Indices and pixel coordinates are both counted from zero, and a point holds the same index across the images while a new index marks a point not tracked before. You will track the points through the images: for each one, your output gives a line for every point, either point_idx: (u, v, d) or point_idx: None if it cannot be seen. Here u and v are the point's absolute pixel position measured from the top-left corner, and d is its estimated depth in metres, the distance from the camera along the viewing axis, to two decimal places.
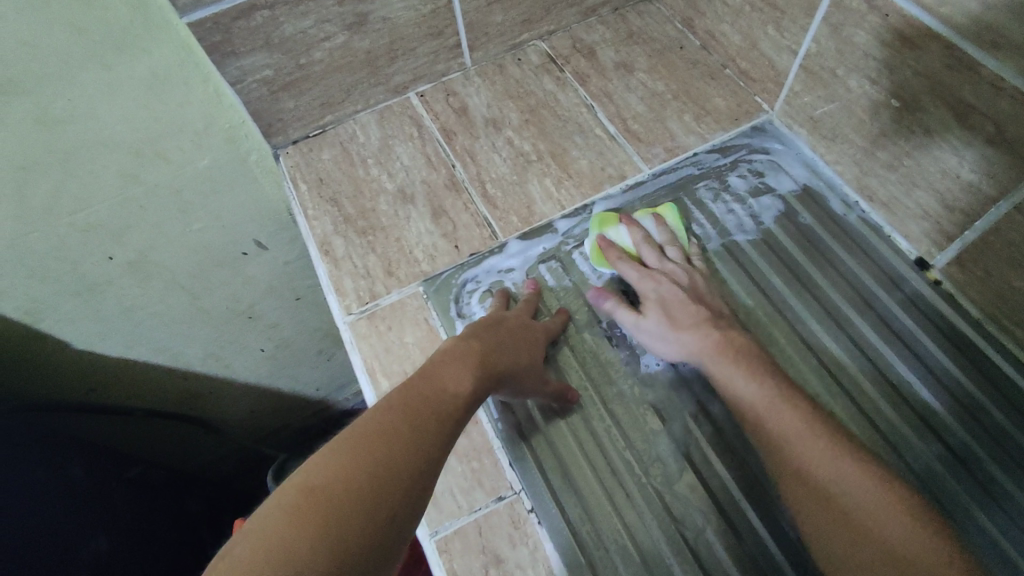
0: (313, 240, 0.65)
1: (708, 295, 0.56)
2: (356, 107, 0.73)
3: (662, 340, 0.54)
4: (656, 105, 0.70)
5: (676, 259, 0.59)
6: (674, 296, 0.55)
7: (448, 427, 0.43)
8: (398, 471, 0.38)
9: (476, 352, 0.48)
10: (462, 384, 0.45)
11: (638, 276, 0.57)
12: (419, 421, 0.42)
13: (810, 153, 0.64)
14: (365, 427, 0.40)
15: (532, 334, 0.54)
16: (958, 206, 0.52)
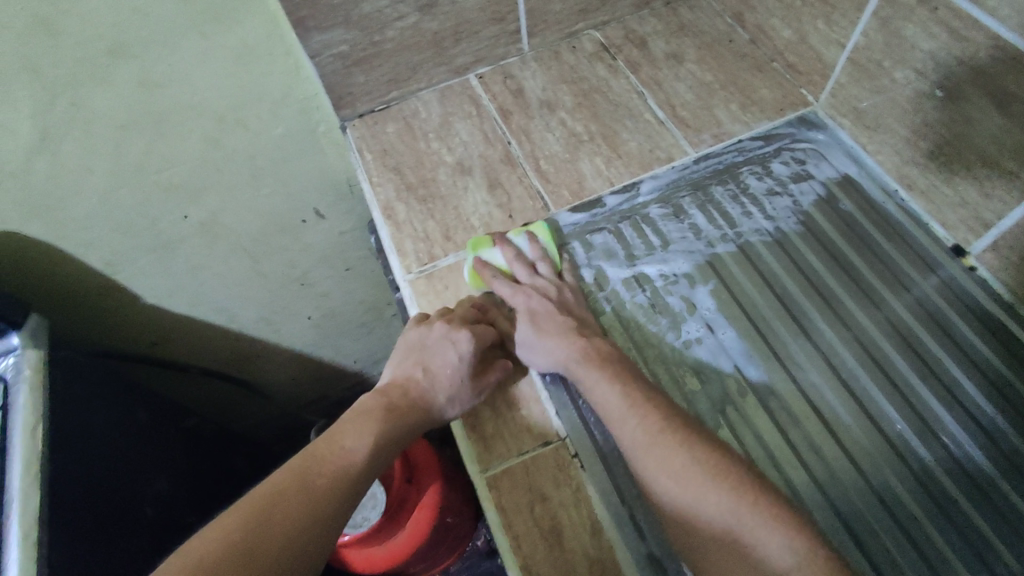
0: (377, 205, 0.71)
1: (579, 310, 0.59)
2: (420, 85, 0.78)
3: (536, 350, 0.56)
4: (703, 93, 0.73)
5: (545, 274, 0.61)
6: (543, 308, 0.58)
7: (347, 481, 0.50)
8: (301, 521, 0.46)
9: (375, 408, 0.55)
10: (359, 443, 0.52)
11: (513, 292, 0.59)
12: (320, 476, 0.49)
13: (853, 143, 0.67)
14: (270, 484, 0.48)
15: (443, 363, 0.56)
16: (996, 194, 0.54)
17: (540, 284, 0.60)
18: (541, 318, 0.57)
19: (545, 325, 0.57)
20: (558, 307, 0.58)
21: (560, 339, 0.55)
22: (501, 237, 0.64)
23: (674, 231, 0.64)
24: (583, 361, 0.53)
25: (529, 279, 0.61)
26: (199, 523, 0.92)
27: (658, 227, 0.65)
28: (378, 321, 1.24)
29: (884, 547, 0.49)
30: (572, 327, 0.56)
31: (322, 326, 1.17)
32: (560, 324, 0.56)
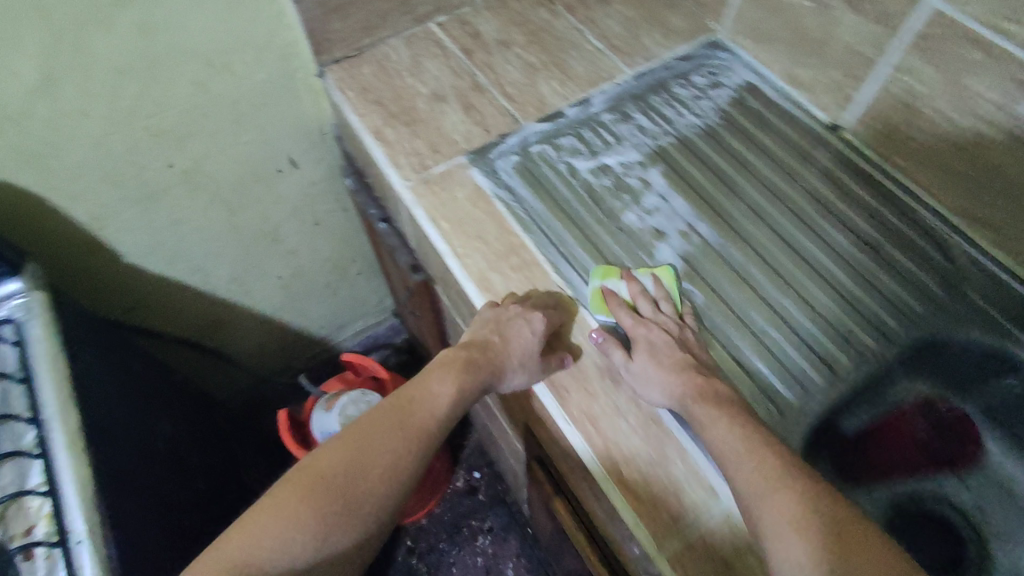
0: (366, 131, 0.80)
1: (695, 348, 0.61)
2: (388, 33, 0.88)
3: (649, 385, 0.57)
4: (630, 27, 0.88)
5: (669, 313, 0.63)
6: (662, 340, 0.60)
7: (422, 433, 0.56)
8: (381, 469, 0.52)
9: (459, 363, 0.61)
10: (442, 390, 0.59)
11: (635, 323, 0.61)
12: (402, 426, 0.55)
13: (751, 58, 0.85)
14: (361, 424, 0.55)
15: (518, 338, 0.59)
16: (856, 74, 0.72)
17: (662, 320, 0.62)
18: (659, 351, 0.59)
19: (662, 358, 0.58)
20: (674, 344, 0.60)
21: (676, 372, 0.57)
22: (627, 271, 0.67)
23: (625, 131, 0.79)
24: (697, 398, 0.54)
25: (648, 313, 0.63)
26: (203, 471, 0.95)
27: (611, 128, 0.79)
28: (343, 279, 1.30)
29: (812, 332, 0.65)
30: (686, 363, 0.58)
31: (291, 286, 1.22)
32: (675, 358, 0.58)
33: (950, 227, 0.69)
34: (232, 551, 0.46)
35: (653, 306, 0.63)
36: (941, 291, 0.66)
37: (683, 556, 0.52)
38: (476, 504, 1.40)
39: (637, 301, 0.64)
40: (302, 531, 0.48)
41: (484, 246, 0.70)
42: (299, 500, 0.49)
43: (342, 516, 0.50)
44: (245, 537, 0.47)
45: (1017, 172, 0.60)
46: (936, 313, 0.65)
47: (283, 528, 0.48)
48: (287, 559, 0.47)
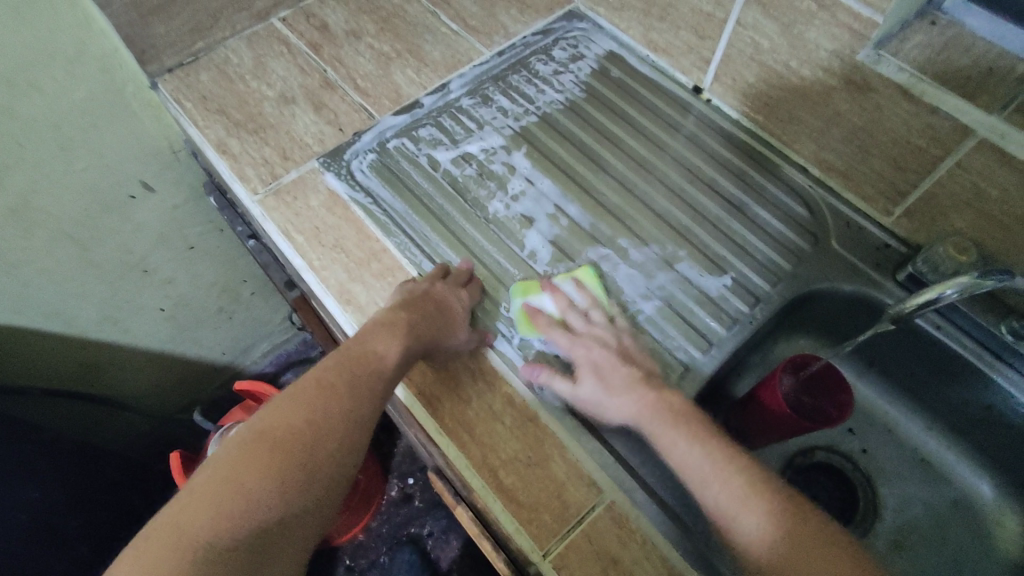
0: (208, 144, 0.73)
1: (641, 358, 0.57)
2: (224, 34, 0.81)
3: (606, 406, 0.54)
4: (487, 5, 0.84)
5: (597, 321, 0.60)
6: (606, 359, 0.56)
7: (374, 392, 0.51)
8: (333, 433, 0.48)
9: (402, 323, 0.55)
10: (389, 350, 0.53)
11: (570, 343, 0.58)
12: (350, 386, 0.51)
13: (610, 26, 0.82)
14: (308, 387, 0.50)
15: (458, 307, 0.59)
16: (707, 34, 0.71)
17: (597, 330, 0.59)
18: (605, 371, 0.55)
19: (611, 379, 0.54)
20: (617, 357, 0.56)
21: (630, 394, 0.53)
22: (548, 282, 0.63)
23: (486, 115, 0.75)
24: (654, 416, 0.51)
25: (580, 327, 0.59)
26: (76, 541, 0.90)
27: (471, 114, 0.75)
28: (235, 304, 1.22)
29: (687, 302, 0.64)
30: (638, 378, 0.54)
31: (176, 318, 1.14)
32: (624, 376, 0.54)
33: (811, 179, 0.71)
34: (178, 533, 0.41)
35: (583, 319, 0.60)
36: (807, 244, 0.68)
37: (566, 556, 0.50)
38: (413, 510, 1.35)
39: (568, 316, 0.60)
40: (255, 506, 0.44)
41: (343, 256, 0.65)
42: (249, 474, 0.44)
43: (292, 480, 0.45)
44: (189, 517, 0.42)
45: (860, 118, 0.62)
46: (802, 268, 0.66)
47: (231, 504, 0.43)
48: (244, 535, 0.43)
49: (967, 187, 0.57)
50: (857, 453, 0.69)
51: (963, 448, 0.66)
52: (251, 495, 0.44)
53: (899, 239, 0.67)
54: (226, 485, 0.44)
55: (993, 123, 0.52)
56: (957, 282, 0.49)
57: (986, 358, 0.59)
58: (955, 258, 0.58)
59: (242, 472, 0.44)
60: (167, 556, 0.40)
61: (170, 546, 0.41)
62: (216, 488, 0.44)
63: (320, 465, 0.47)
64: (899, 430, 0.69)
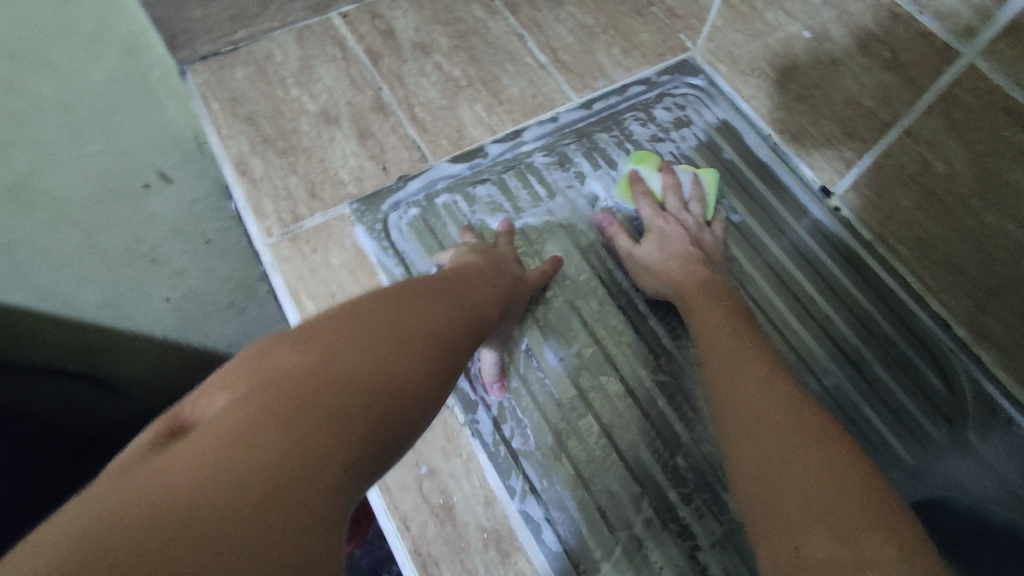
0: (228, 159, 0.61)
1: (710, 250, 0.57)
2: (272, 23, 0.69)
3: (648, 273, 0.55)
4: (585, 37, 0.70)
5: (695, 213, 0.59)
6: (676, 236, 0.57)
7: (463, 329, 0.42)
8: (423, 356, 0.37)
9: (483, 286, 0.47)
10: (471, 302, 0.45)
11: (654, 215, 0.58)
12: (437, 315, 0.41)
13: (731, 92, 0.67)
14: (384, 310, 0.39)
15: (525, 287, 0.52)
16: (858, 132, 0.56)
17: (684, 217, 0.58)
18: (670, 241, 0.56)
19: (670, 245, 0.56)
20: (689, 242, 0.56)
21: (681, 269, 0.54)
22: (669, 165, 0.62)
23: (560, 181, 0.62)
24: (693, 295, 0.52)
25: (675, 210, 0.59)
26: None
27: (543, 176, 0.62)
28: (251, 299, 1.07)
29: None
30: (693, 255, 0.55)
31: (182, 307, 0.99)
32: (684, 256, 0.55)
33: (956, 343, 0.55)
34: (229, 447, 0.26)
35: (680, 205, 0.59)
36: (939, 430, 0.53)
37: None
38: None
39: (667, 197, 0.60)
40: (345, 423, 0.30)
41: None
42: (331, 390, 0.31)
43: (383, 396, 0.33)
44: (247, 432, 0.27)
45: None
46: (923, 463, 0.52)
47: (309, 415, 0.29)
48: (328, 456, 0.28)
49: None
50: None
51: None
52: (308, 410, 0.29)
53: None
54: (251, 406, 0.29)
55: None
56: None
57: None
58: None
59: (316, 384, 0.31)
60: (212, 488, 0.24)
61: (209, 470, 0.25)
62: (271, 406, 0.29)
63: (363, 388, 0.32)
64: None
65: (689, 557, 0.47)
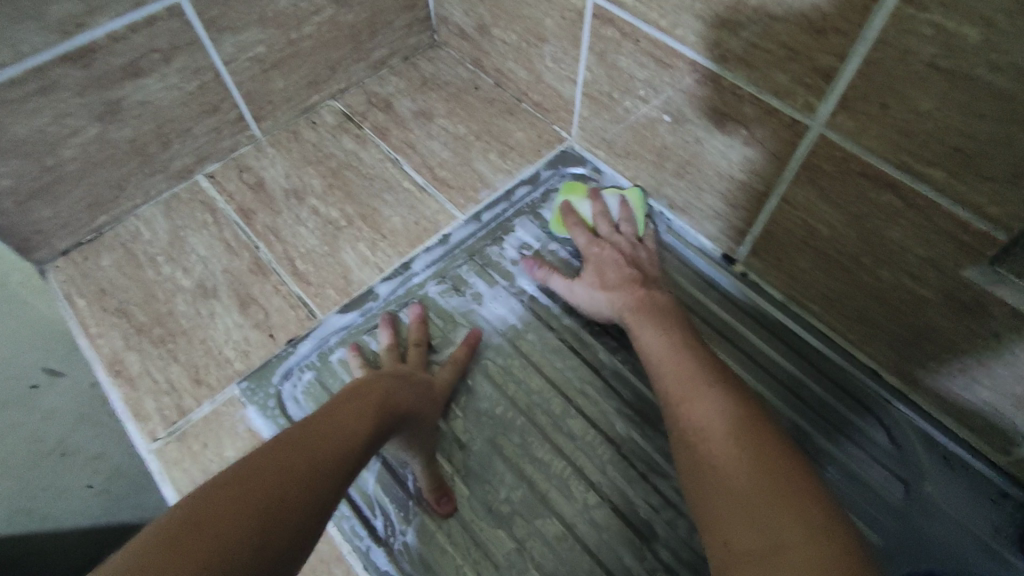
0: (100, 362, 0.56)
1: (649, 266, 0.56)
2: (134, 201, 0.65)
3: (595, 301, 0.55)
4: (460, 148, 0.69)
5: (626, 234, 0.59)
6: (613, 259, 0.56)
7: (347, 452, 0.40)
8: (298, 494, 0.35)
9: (374, 391, 0.45)
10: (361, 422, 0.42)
11: (588, 243, 0.58)
12: (315, 448, 0.38)
13: (615, 174, 0.67)
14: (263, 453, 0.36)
15: (432, 388, 0.51)
16: (739, 202, 0.55)
17: (616, 238, 0.58)
18: (607, 269, 0.56)
19: (605, 273, 0.55)
20: (626, 262, 0.56)
21: (621, 291, 0.54)
22: (595, 192, 0.62)
23: (458, 307, 0.59)
24: (635, 309, 0.52)
25: (606, 234, 0.59)
26: None
27: (439, 306, 0.59)
28: None
29: None
30: (630, 278, 0.54)
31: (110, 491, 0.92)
32: (622, 277, 0.54)
33: (890, 392, 0.53)
34: None
35: (612, 228, 0.59)
36: (897, 494, 0.50)
37: None
38: None
39: (598, 223, 0.60)
40: None
41: None
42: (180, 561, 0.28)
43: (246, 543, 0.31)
44: None
45: (966, 342, 0.45)
46: (893, 539, 0.48)
47: None
48: None
49: None
50: None
51: None
52: None
53: (1020, 484, 0.49)
54: None
55: None
56: None
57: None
58: None
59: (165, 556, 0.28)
60: None
61: None
62: None
63: (170, 563, 0.28)
64: None
65: None
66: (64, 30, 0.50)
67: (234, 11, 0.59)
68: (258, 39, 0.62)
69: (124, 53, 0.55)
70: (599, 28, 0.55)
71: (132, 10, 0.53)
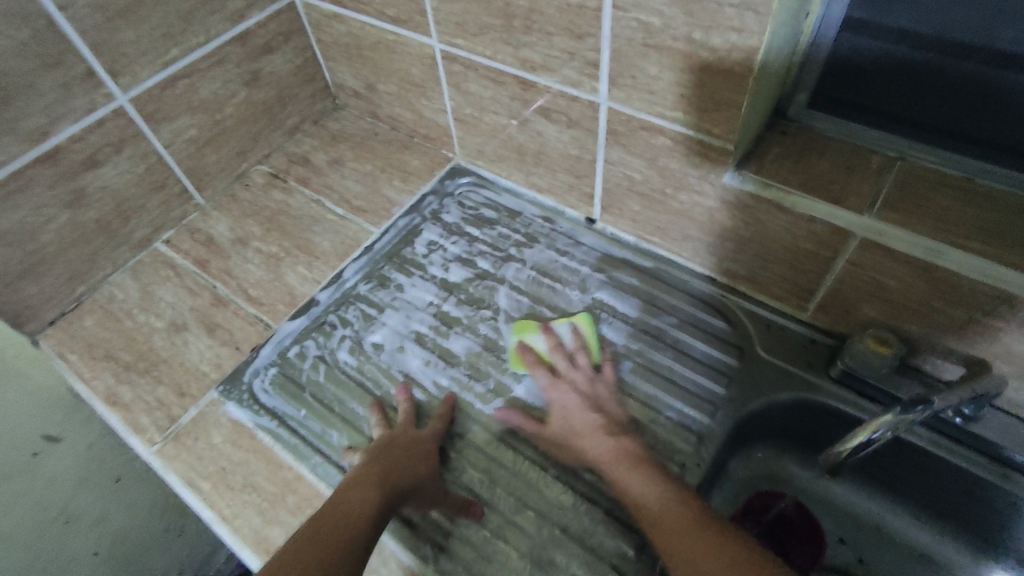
0: (98, 397, 0.68)
1: (613, 411, 0.62)
2: (105, 271, 0.78)
3: (569, 450, 0.59)
4: (369, 181, 0.85)
5: (584, 365, 0.65)
6: (576, 405, 0.61)
7: (360, 529, 0.49)
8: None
9: (371, 472, 0.54)
10: (364, 504, 0.51)
11: (550, 384, 0.64)
12: (331, 537, 0.48)
13: (494, 178, 0.84)
14: (290, 553, 0.47)
15: (425, 448, 0.59)
16: (580, 173, 0.72)
17: (574, 374, 0.64)
18: (572, 416, 0.61)
19: (573, 421, 0.60)
20: (587, 408, 0.61)
21: (602, 441, 0.58)
22: (546, 324, 0.68)
23: (385, 297, 0.73)
24: (617, 464, 0.55)
25: (563, 368, 0.65)
26: None
27: (371, 299, 0.73)
28: (185, 519, 1.00)
29: None
30: (597, 425, 0.59)
31: (117, 556, 0.92)
32: (594, 429, 0.59)
33: (722, 289, 0.70)
34: None
35: (569, 361, 0.65)
36: (735, 359, 0.66)
37: None
38: None
39: (554, 355, 0.65)
40: None
41: (255, 497, 0.59)
42: None
43: None
44: None
45: (746, 231, 0.62)
46: (737, 389, 0.64)
47: None
48: None
49: (867, 280, 0.57)
50: (853, 564, 0.62)
51: (958, 535, 0.60)
52: None
53: (822, 331, 0.65)
54: None
55: (869, 224, 0.53)
56: (884, 420, 0.48)
57: (977, 459, 0.55)
58: (880, 351, 0.58)
59: None
60: None
61: None
62: None
63: None
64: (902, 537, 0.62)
65: (586, 546, 0.55)
66: (33, 137, 0.64)
67: (168, 105, 0.74)
68: (189, 124, 0.78)
69: (83, 149, 0.69)
70: (450, 67, 0.73)
71: (87, 115, 0.67)
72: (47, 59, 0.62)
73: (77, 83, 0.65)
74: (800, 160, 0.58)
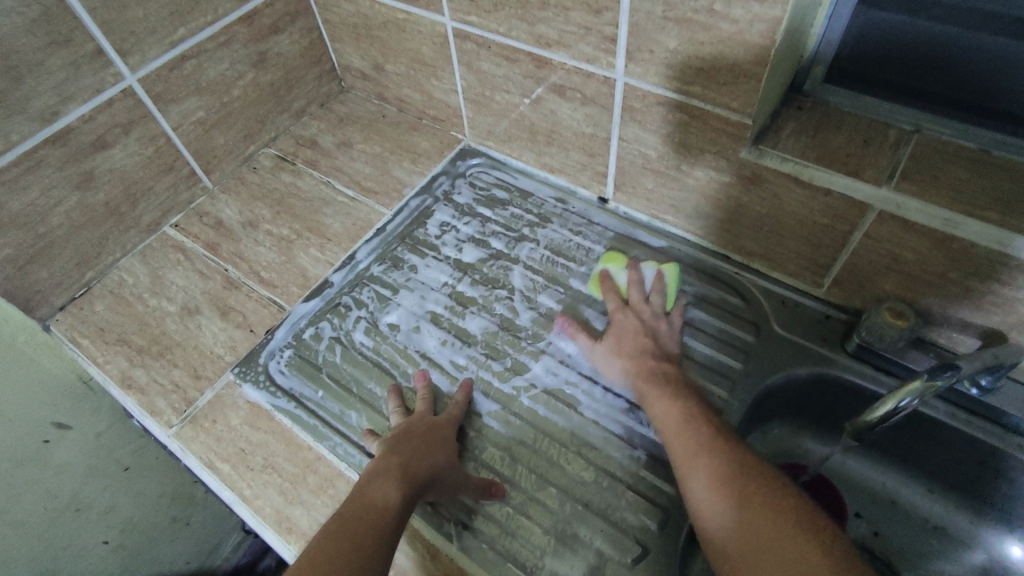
0: (112, 380, 0.68)
1: (663, 341, 0.64)
2: (115, 255, 0.77)
3: (609, 365, 0.62)
4: (379, 163, 0.85)
5: (654, 305, 0.67)
6: (629, 330, 0.64)
7: (386, 519, 0.48)
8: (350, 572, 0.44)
9: (391, 461, 0.53)
10: (388, 495, 0.50)
11: (617, 309, 0.66)
12: (358, 531, 0.47)
13: (505, 159, 0.83)
14: (317, 550, 0.46)
15: (443, 434, 0.58)
16: (594, 152, 0.72)
17: (643, 308, 0.66)
18: (625, 336, 0.63)
19: (624, 343, 0.63)
20: (644, 333, 0.63)
21: (630, 362, 0.61)
22: (633, 262, 0.71)
23: (398, 278, 0.73)
24: (647, 386, 0.58)
25: (637, 302, 0.67)
26: None
27: (384, 280, 0.73)
28: (191, 508, 1.00)
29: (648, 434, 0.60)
30: (646, 349, 0.62)
31: (125, 546, 0.92)
32: (635, 348, 0.62)
33: (736, 266, 0.70)
34: None
35: (642, 296, 0.67)
36: (752, 336, 0.66)
37: None
38: None
39: (632, 289, 0.68)
40: None
41: (275, 477, 0.59)
42: None
43: None
44: None
45: (763, 208, 0.62)
46: (754, 365, 0.64)
47: None
48: None
49: (885, 254, 0.57)
50: (869, 538, 0.63)
51: (972, 508, 0.61)
52: None
53: (838, 307, 0.65)
54: None
55: (886, 195, 0.53)
56: (913, 388, 0.49)
57: (994, 430, 0.56)
58: (896, 324, 0.57)
59: None
60: None
61: None
62: None
63: None
64: (915, 510, 0.63)
65: (608, 521, 0.55)
66: (43, 118, 0.63)
67: (176, 86, 0.73)
68: (197, 106, 0.77)
69: (92, 131, 0.68)
70: (462, 45, 0.72)
71: (95, 95, 0.66)
72: (56, 37, 0.61)
73: (86, 62, 0.64)
74: (819, 134, 0.58)
